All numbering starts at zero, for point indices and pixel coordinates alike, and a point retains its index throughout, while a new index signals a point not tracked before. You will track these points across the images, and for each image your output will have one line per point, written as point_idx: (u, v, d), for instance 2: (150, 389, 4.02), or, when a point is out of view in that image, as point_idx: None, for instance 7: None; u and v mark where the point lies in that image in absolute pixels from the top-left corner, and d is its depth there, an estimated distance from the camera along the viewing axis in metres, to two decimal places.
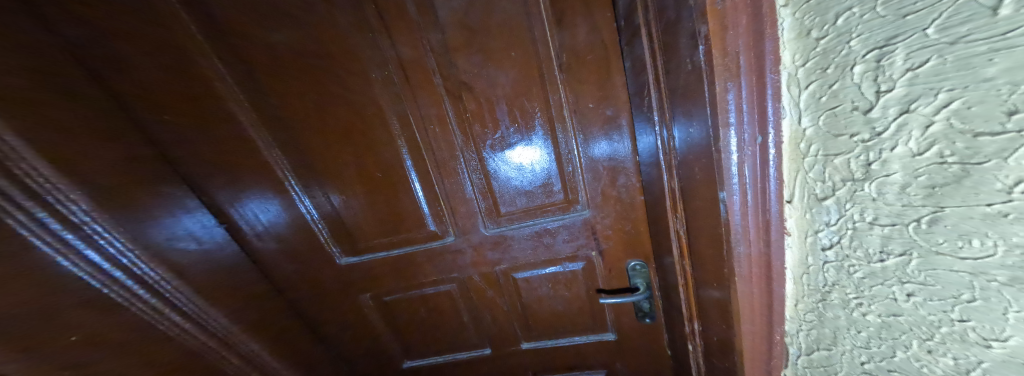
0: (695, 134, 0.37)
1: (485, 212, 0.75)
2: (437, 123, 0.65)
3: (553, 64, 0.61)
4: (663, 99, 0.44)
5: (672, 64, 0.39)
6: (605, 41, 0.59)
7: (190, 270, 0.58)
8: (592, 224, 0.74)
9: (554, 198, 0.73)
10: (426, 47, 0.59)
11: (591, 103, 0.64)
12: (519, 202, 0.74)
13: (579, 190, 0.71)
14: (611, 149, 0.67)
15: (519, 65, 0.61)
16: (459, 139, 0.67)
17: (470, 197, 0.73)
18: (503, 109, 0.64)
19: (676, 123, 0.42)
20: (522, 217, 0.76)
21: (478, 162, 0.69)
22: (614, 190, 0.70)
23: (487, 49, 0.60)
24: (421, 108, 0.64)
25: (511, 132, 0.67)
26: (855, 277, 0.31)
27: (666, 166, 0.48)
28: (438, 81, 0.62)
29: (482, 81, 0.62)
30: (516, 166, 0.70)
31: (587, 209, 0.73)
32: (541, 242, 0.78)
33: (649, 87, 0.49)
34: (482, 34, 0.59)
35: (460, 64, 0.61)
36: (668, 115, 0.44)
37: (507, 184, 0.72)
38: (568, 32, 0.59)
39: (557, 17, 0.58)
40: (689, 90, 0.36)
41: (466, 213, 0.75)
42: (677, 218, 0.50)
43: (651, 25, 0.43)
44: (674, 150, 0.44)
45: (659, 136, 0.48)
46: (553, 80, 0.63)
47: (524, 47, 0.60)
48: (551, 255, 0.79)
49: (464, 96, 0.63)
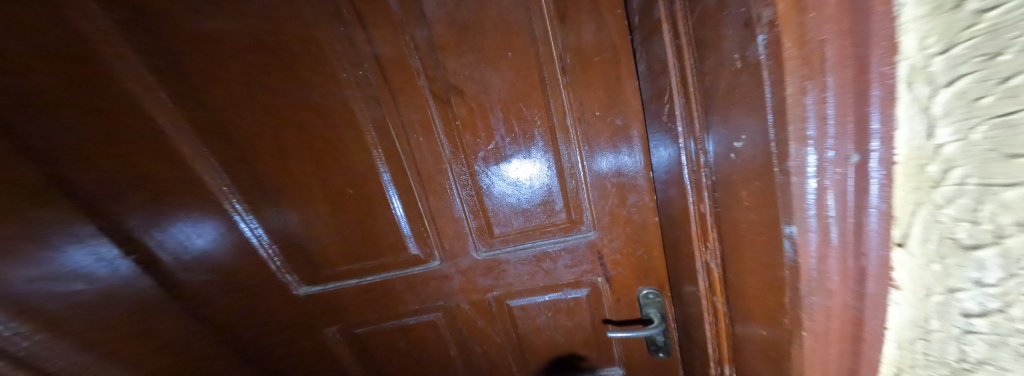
0: (744, 146, 0.30)
1: (476, 233, 0.66)
2: (421, 132, 0.56)
3: (555, 66, 0.54)
4: (693, 108, 0.37)
5: (709, 63, 0.32)
6: (614, 41, 0.52)
7: (67, 321, 0.45)
8: (598, 248, 0.65)
9: (555, 218, 0.64)
10: (409, 44, 0.51)
11: (598, 111, 0.56)
12: (516, 222, 0.65)
13: (584, 209, 0.63)
14: (619, 162, 0.59)
15: (517, 67, 0.54)
16: (447, 150, 0.58)
17: (459, 217, 0.64)
18: (498, 117, 0.56)
19: (714, 136, 0.34)
20: (519, 238, 0.66)
21: (468, 177, 0.60)
22: (624, 209, 0.62)
23: (480, 48, 0.52)
24: (402, 115, 0.55)
25: (507, 144, 0.58)
26: (1014, 357, 0.19)
27: (694, 185, 0.41)
28: (424, 84, 0.53)
29: (475, 84, 0.54)
30: (512, 182, 0.61)
31: (593, 230, 0.64)
32: (539, 266, 0.69)
33: (673, 93, 0.41)
34: (475, 31, 0.51)
35: (448, 64, 0.53)
36: (702, 126, 0.36)
37: (502, 201, 0.63)
38: (572, 31, 0.52)
39: (560, 13, 0.51)
40: (736, 96, 0.29)
41: (454, 235, 0.65)
42: (708, 249, 0.43)
43: (680, 19, 0.36)
44: (708, 168, 0.37)
45: (686, 151, 0.40)
46: (556, 85, 0.55)
47: (522, 47, 0.53)
48: (551, 281, 0.70)
49: (453, 102, 0.55)
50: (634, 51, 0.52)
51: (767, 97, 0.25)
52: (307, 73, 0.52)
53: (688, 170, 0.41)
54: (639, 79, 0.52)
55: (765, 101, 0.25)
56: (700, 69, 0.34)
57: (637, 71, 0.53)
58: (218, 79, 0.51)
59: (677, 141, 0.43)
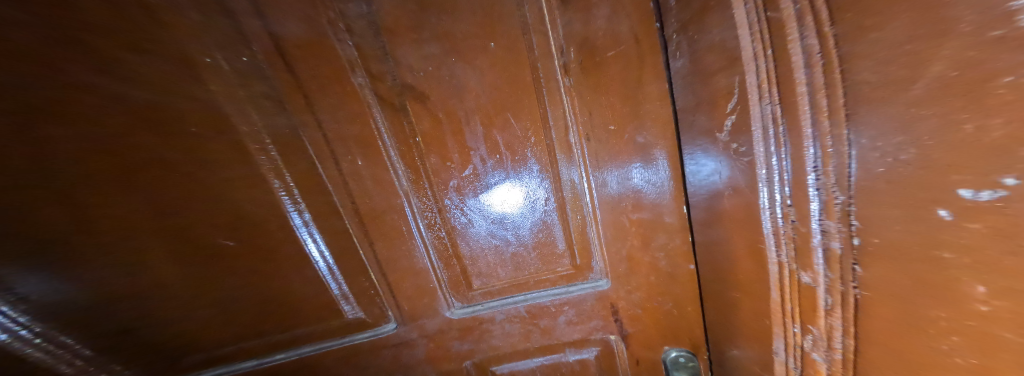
0: (965, 194, 0.14)
1: (449, 284, 0.46)
2: (360, 153, 0.37)
3: (554, 61, 0.38)
4: (823, 117, 0.20)
5: (868, 34, 0.17)
6: (635, 32, 0.37)
7: None
8: (612, 301, 0.49)
9: (555, 264, 0.47)
10: (333, 20, 0.31)
11: (611, 123, 0.40)
12: (501, 272, 0.47)
13: (594, 252, 0.46)
14: (642, 185, 0.42)
15: (500, 61, 0.37)
16: (401, 179, 0.39)
17: (424, 267, 0.44)
18: (477, 131, 0.39)
19: (879, 171, 0.18)
20: (507, 290, 0.48)
21: (435, 214, 0.42)
22: (647, 253, 0.45)
23: (445, 33, 0.35)
24: (330, 125, 0.35)
25: (489, 169, 0.41)
26: None
27: (789, 238, 0.27)
28: (363, 82, 0.34)
29: (440, 84, 0.36)
30: (495, 219, 0.44)
31: (606, 278, 0.47)
32: (534, 325, 0.50)
33: (753, 93, 0.26)
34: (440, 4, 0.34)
35: (396, 54, 0.34)
36: (843, 149, 0.20)
37: (484, 244, 0.45)
38: (579, 12, 0.36)
39: None
40: (991, 103, 0.12)
41: (415, 290, 0.45)
42: (802, 328, 0.29)
43: None
44: (855, 226, 0.20)
45: (787, 186, 0.25)
46: (554, 87, 0.39)
47: (509, 34, 0.36)
48: (549, 341, 0.51)
49: (411, 109, 0.37)
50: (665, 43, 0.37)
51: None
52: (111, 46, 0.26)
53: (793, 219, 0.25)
54: (673, 80, 0.38)
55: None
56: (849, 48, 0.18)
57: (669, 70, 0.38)
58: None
59: (760, 168, 0.28)
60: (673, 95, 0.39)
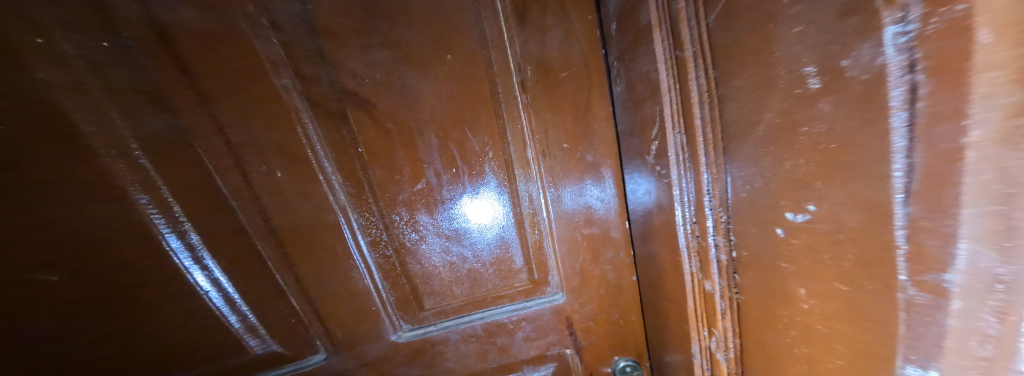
0: (793, 215, 0.18)
1: (398, 305, 0.43)
2: (277, 163, 0.34)
3: (512, 78, 0.41)
4: (709, 148, 0.24)
5: (731, 81, 0.21)
6: (585, 57, 0.41)
7: None
8: (568, 314, 0.49)
9: (514, 279, 0.46)
10: (253, 15, 0.31)
11: (565, 142, 0.43)
12: (458, 290, 0.45)
13: (551, 266, 0.47)
14: (590, 204, 0.45)
15: (460, 76, 0.39)
16: (339, 193, 0.37)
17: (364, 288, 0.41)
18: (432, 144, 0.39)
19: (743, 196, 0.22)
20: (463, 308, 0.46)
21: (380, 231, 0.40)
22: (597, 267, 0.47)
23: (403, 44, 0.37)
24: (255, 129, 0.33)
25: (444, 183, 0.41)
26: None
27: (692, 250, 0.30)
28: (288, 84, 0.34)
29: (395, 96, 0.37)
30: (451, 237, 0.42)
31: (561, 291, 0.48)
32: (491, 343, 0.47)
33: (668, 122, 0.30)
34: (397, 24, 0.36)
35: (342, 60, 0.35)
36: (721, 174, 0.24)
37: (432, 265, 0.43)
38: (534, 34, 0.40)
39: (517, 11, 0.39)
40: (800, 144, 0.16)
41: (354, 311, 0.41)
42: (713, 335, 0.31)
43: (690, 17, 0.25)
44: (732, 240, 0.24)
45: (692, 206, 0.29)
46: (512, 103, 0.41)
47: (465, 53, 0.39)
48: (506, 360, 0.49)
49: (351, 116, 0.36)
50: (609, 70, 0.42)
51: (899, 173, 0.12)
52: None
53: (697, 235, 0.29)
54: (616, 105, 0.42)
55: (893, 181, 0.12)
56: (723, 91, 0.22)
57: (613, 94, 0.42)
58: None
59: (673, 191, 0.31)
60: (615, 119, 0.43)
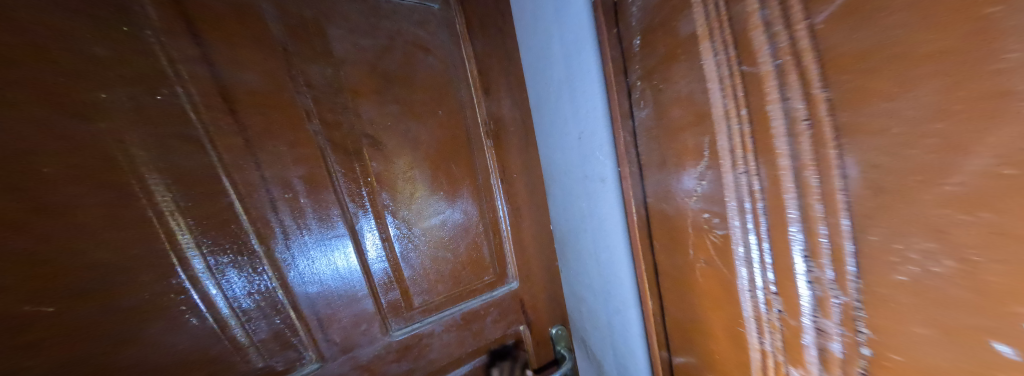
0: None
1: (388, 310, 0.41)
2: (300, 187, 0.35)
3: (477, 130, 0.48)
4: (814, 200, 0.20)
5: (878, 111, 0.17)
6: (525, 115, 0.53)
7: None
8: (523, 297, 0.52)
9: (482, 275, 0.49)
10: (297, 77, 0.35)
11: (515, 170, 0.52)
12: (442, 287, 0.45)
13: (507, 257, 0.51)
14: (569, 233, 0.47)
15: (442, 120, 0.45)
16: (341, 187, 0.37)
17: (366, 300, 0.39)
18: (422, 172, 0.44)
19: (921, 270, 0.16)
20: (444, 301, 0.45)
21: (385, 242, 0.41)
22: (538, 257, 0.54)
23: (403, 97, 0.42)
24: (277, 156, 0.34)
25: (434, 199, 0.44)
26: None
27: (776, 312, 0.25)
28: (317, 130, 0.36)
29: (394, 133, 0.41)
30: (430, 236, 0.44)
31: (518, 278, 0.52)
32: (467, 329, 0.47)
33: (725, 158, 0.26)
34: (402, 78, 0.42)
35: (363, 111, 0.39)
36: (843, 238, 0.19)
37: (422, 258, 0.44)
38: (493, 102, 0.50)
39: (481, 70, 0.48)
40: None
41: (349, 322, 0.38)
42: None
43: (779, 27, 0.20)
44: (859, 316, 0.19)
45: (768, 269, 0.24)
46: (480, 145, 0.49)
47: (450, 103, 0.46)
48: (480, 345, 0.48)
49: (366, 155, 0.39)
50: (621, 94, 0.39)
51: None
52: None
53: (802, 297, 0.22)
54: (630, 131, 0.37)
55: None
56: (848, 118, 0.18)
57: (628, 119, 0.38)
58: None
59: (737, 251, 0.27)
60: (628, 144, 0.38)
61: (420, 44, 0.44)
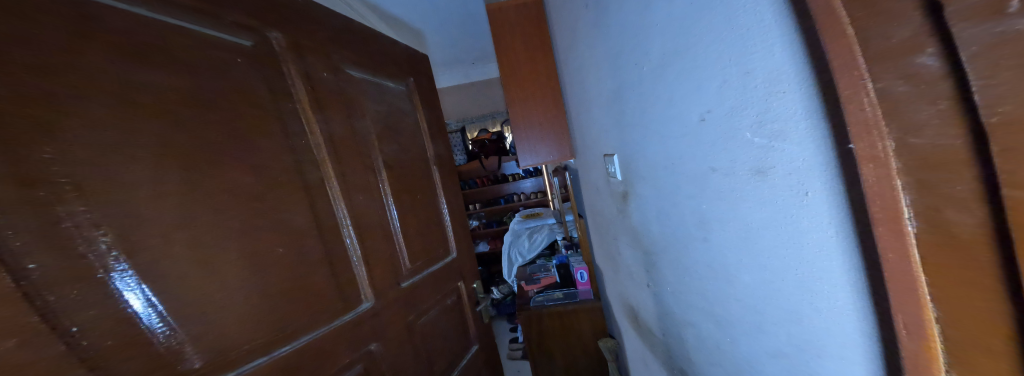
0: None
1: (406, 260, 1.49)
2: (364, 190, 1.35)
3: (433, 171, 1.79)
4: None
5: None
6: (447, 157, 1.91)
7: (238, 297, 0.94)
8: (458, 265, 1.84)
9: (441, 253, 1.74)
10: (379, 147, 1.46)
11: (434, 192, 1.76)
12: (422, 257, 1.60)
13: (452, 244, 1.82)
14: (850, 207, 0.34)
15: (419, 167, 1.68)
16: (379, 204, 1.41)
17: (398, 250, 1.47)
18: (419, 192, 1.65)
19: None
20: (423, 264, 1.60)
21: (397, 230, 1.47)
22: (461, 235, 1.89)
23: (398, 142, 1.57)
24: (349, 168, 1.30)
25: (429, 204, 1.70)
26: None
27: None
28: (379, 165, 1.44)
29: (409, 175, 1.60)
30: (417, 235, 1.59)
31: (455, 252, 1.82)
32: (440, 277, 1.68)
33: None
34: (398, 127, 1.59)
35: (384, 147, 1.49)
36: None
37: (416, 239, 1.58)
38: (439, 146, 1.84)
39: (431, 140, 1.79)
40: None
41: (385, 271, 1.37)
42: None
43: None
44: None
45: None
46: (434, 180, 1.78)
47: (417, 147, 1.69)
48: (440, 284, 1.68)
49: (392, 170, 1.51)
50: (946, 19, 0.24)
51: None
52: (183, 94, 0.90)
53: None
54: (972, 86, 0.24)
55: None
56: None
57: (955, 66, 0.25)
58: (134, 71, 0.82)
59: None
60: (974, 106, 0.24)
61: (407, 123, 1.65)
